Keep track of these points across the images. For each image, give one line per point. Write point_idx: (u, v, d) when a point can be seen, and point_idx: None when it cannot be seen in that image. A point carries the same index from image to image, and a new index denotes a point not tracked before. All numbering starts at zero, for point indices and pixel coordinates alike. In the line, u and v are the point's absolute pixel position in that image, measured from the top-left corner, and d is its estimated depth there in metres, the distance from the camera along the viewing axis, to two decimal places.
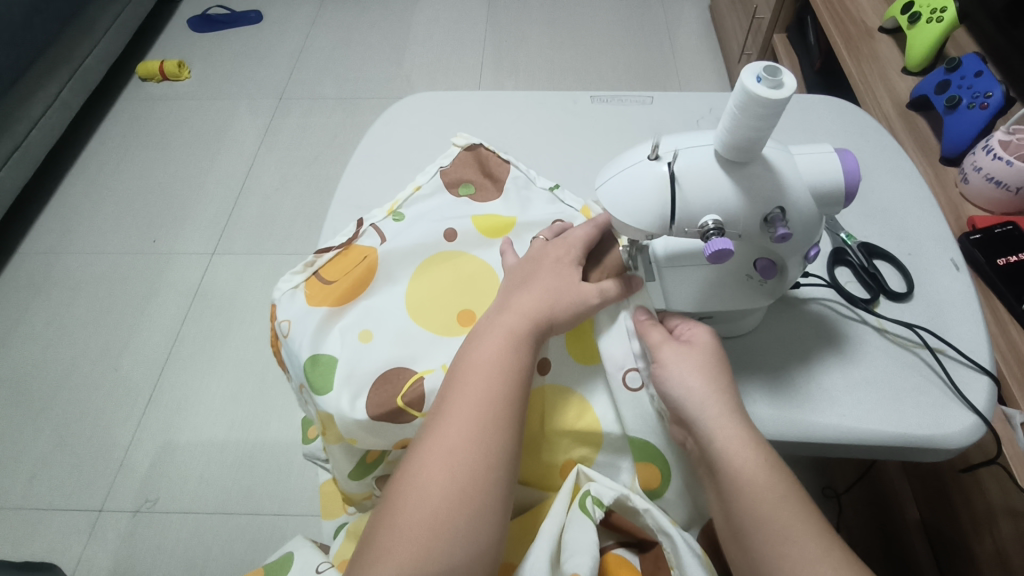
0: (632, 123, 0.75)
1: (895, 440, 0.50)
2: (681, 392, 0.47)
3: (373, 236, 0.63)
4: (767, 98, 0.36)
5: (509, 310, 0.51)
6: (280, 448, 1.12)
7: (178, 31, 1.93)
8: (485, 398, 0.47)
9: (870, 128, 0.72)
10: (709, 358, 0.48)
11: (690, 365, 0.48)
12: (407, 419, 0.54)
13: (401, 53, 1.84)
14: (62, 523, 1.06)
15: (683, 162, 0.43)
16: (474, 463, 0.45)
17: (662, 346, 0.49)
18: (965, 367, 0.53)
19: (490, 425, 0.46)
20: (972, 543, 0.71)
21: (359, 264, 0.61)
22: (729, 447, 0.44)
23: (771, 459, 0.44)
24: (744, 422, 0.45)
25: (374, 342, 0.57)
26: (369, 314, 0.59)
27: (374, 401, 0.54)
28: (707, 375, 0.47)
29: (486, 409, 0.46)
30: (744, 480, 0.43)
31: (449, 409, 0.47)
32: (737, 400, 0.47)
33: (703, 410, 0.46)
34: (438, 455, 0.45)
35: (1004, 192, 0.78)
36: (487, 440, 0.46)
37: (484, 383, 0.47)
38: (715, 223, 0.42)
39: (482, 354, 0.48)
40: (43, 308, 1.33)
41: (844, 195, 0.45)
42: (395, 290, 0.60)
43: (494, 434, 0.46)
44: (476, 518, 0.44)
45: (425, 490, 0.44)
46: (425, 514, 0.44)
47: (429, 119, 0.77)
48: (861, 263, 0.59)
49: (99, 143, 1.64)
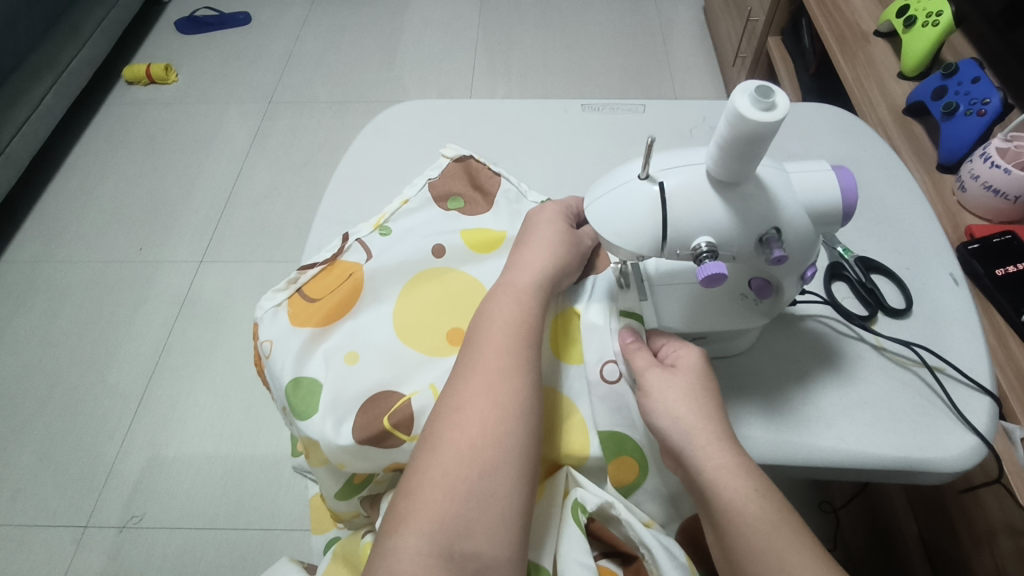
0: (623, 132, 0.73)
1: (894, 463, 0.48)
2: (668, 421, 0.46)
3: (359, 251, 0.62)
4: (760, 122, 0.35)
5: (518, 272, 0.53)
6: (269, 460, 1.10)
7: (165, 34, 1.91)
8: (500, 356, 0.47)
9: (865, 137, 0.71)
10: (696, 380, 0.47)
11: (678, 388, 0.47)
12: (395, 443, 0.52)
13: (392, 56, 1.81)
14: (46, 540, 1.04)
15: (675, 181, 0.41)
16: (490, 419, 0.45)
17: (648, 371, 0.48)
18: (966, 387, 0.52)
19: (504, 379, 0.46)
20: (971, 559, 0.70)
21: (345, 282, 0.60)
22: (718, 472, 0.43)
23: (763, 486, 0.43)
24: (733, 445, 0.44)
25: (360, 363, 0.55)
26: (354, 334, 0.57)
27: (360, 426, 0.52)
28: (693, 403, 0.46)
29: (501, 364, 0.47)
30: (734, 509, 0.42)
31: (466, 370, 0.48)
32: (726, 425, 0.45)
33: (688, 438, 0.45)
34: (457, 416, 0.45)
35: (1003, 200, 0.77)
36: (503, 395, 0.46)
37: (499, 343, 0.48)
38: (708, 246, 0.41)
39: (495, 315, 0.50)
40: (27, 319, 1.30)
41: (842, 214, 0.44)
42: (381, 308, 0.59)
43: (513, 387, 0.46)
44: (495, 471, 0.43)
45: (445, 449, 0.44)
46: (445, 474, 0.43)
47: (417, 128, 0.75)
48: (858, 278, 0.58)
49: (86, 149, 1.62)
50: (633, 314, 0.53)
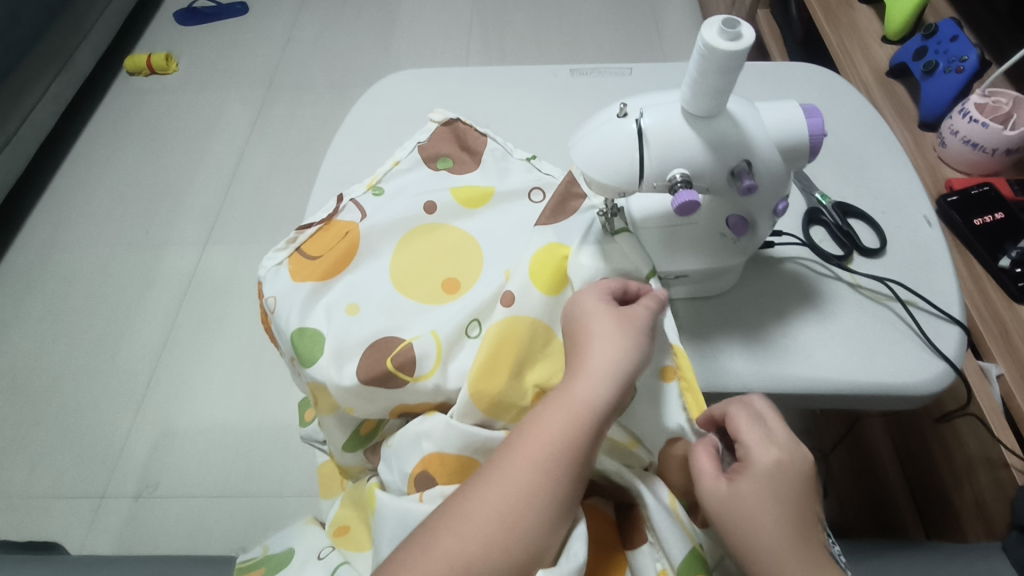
0: (609, 93, 0.76)
1: (868, 389, 0.51)
2: (739, 544, 0.44)
3: (353, 211, 0.64)
4: (728, 52, 0.38)
5: (598, 319, 0.49)
6: (278, 431, 1.13)
7: (164, 24, 1.93)
8: (557, 431, 0.46)
9: (845, 93, 0.73)
10: (770, 500, 0.44)
11: (748, 518, 0.44)
12: (399, 384, 0.55)
13: (388, 39, 1.84)
14: (66, 510, 1.08)
15: (650, 118, 0.44)
16: (519, 496, 0.45)
17: (711, 478, 0.46)
18: (935, 318, 0.54)
19: (550, 457, 0.45)
20: (953, 491, 0.72)
21: (342, 239, 0.62)
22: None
23: None
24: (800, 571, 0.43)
25: (360, 314, 0.58)
26: (354, 288, 0.60)
27: (364, 370, 0.55)
28: (766, 522, 0.43)
29: (552, 440, 0.46)
30: None
31: (525, 434, 0.47)
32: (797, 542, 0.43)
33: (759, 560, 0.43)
34: (494, 469, 0.46)
35: (981, 153, 0.79)
36: (541, 476, 0.45)
37: (568, 409, 0.46)
38: (683, 177, 0.44)
39: (571, 386, 0.47)
40: (38, 301, 1.34)
41: (808, 149, 0.46)
42: (378, 263, 0.62)
43: (555, 463, 0.45)
44: (514, 544, 0.43)
45: (463, 521, 0.44)
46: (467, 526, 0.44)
47: (410, 96, 0.78)
48: (836, 222, 0.60)
49: (89, 137, 1.64)
50: (622, 230, 0.55)
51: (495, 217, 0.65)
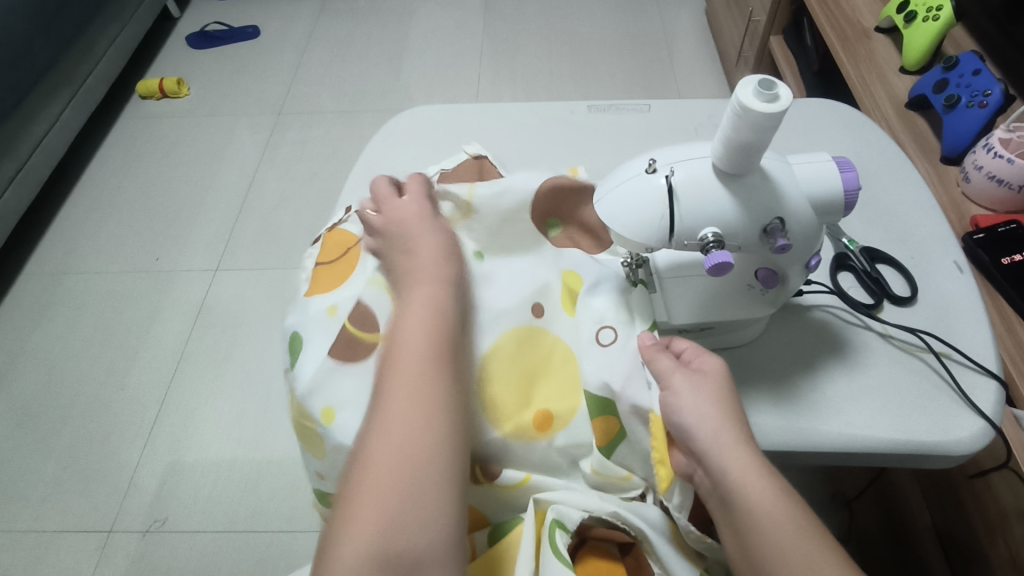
0: (626, 133, 0.75)
1: (903, 448, 0.49)
2: (689, 421, 0.45)
3: (358, 223, 0.63)
4: (766, 114, 0.37)
5: (415, 272, 0.52)
6: (287, 464, 1.12)
7: (176, 48, 1.95)
8: (415, 375, 0.45)
9: (868, 131, 0.72)
10: (715, 383, 0.47)
11: (696, 401, 0.46)
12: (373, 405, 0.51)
13: (399, 64, 1.84)
14: (73, 545, 1.06)
15: (681, 175, 0.43)
16: (412, 445, 0.43)
17: (673, 370, 0.47)
18: (972, 371, 0.53)
19: (421, 395, 0.44)
20: (985, 545, 0.70)
21: (347, 250, 0.61)
22: (770, 519, 0.41)
23: (787, 491, 0.43)
24: (792, 496, 0.42)
25: (334, 321, 0.55)
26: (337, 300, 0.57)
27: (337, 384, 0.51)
28: (718, 404, 0.46)
29: (412, 382, 0.45)
30: (760, 512, 0.42)
31: (389, 355, 0.47)
32: (750, 434, 0.45)
33: (717, 440, 0.44)
34: (370, 436, 0.44)
35: (1007, 190, 0.78)
36: (424, 416, 0.44)
37: (419, 347, 0.46)
38: (715, 236, 0.42)
39: (401, 342, 0.47)
40: (48, 329, 1.33)
41: (844, 204, 0.45)
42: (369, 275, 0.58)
43: (434, 372, 0.46)
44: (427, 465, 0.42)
45: (371, 472, 0.42)
46: (369, 498, 0.41)
47: (426, 133, 0.77)
48: (864, 268, 0.59)
49: (101, 163, 1.65)
50: (643, 282, 0.54)
51: None
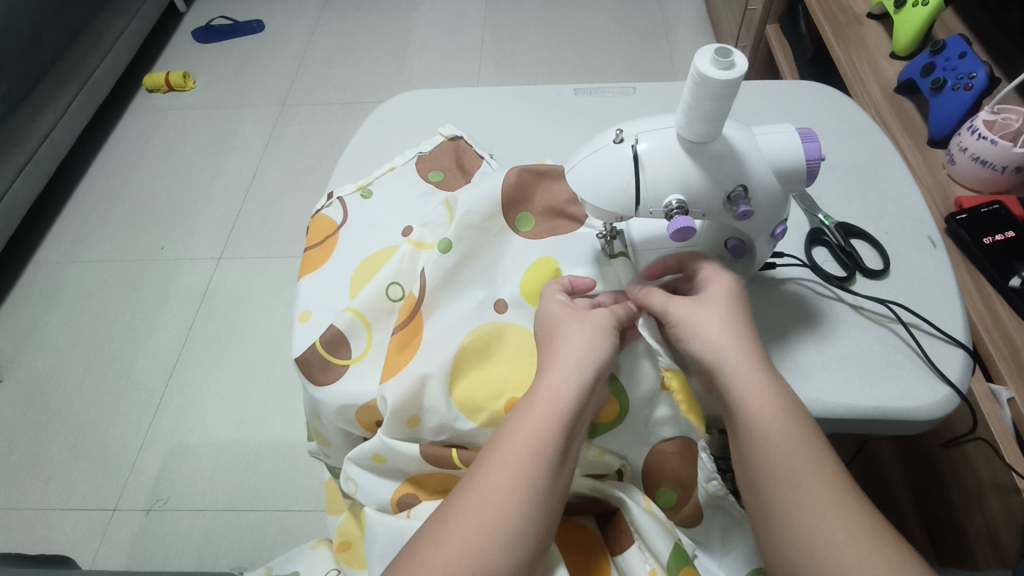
0: (612, 115, 0.76)
1: (869, 413, 0.50)
2: (697, 347, 0.47)
3: (338, 209, 0.69)
4: (721, 80, 0.38)
5: (578, 323, 0.49)
6: (287, 446, 1.14)
7: (182, 42, 1.98)
8: (540, 424, 0.45)
9: (849, 111, 0.73)
10: (724, 309, 0.48)
11: (703, 328, 0.47)
12: (333, 375, 0.57)
13: (401, 56, 1.86)
14: (78, 523, 1.09)
15: (646, 144, 0.44)
16: (511, 498, 0.43)
17: (672, 302, 0.48)
18: (940, 341, 0.54)
19: (539, 450, 0.44)
20: (963, 517, 0.71)
21: (326, 237, 0.67)
22: (768, 438, 0.43)
23: (792, 410, 0.44)
24: (794, 413, 0.44)
25: (311, 319, 0.61)
26: (315, 296, 0.63)
27: (302, 358, 0.58)
28: (724, 328, 0.46)
29: (536, 434, 0.44)
30: (762, 429, 0.43)
31: (507, 423, 0.46)
32: (760, 351, 0.46)
33: (720, 363, 0.46)
34: (482, 478, 0.44)
35: (990, 171, 0.79)
36: (533, 468, 0.43)
37: (549, 406, 0.45)
38: (679, 203, 0.44)
39: (542, 385, 0.47)
40: (56, 315, 1.36)
41: (806, 174, 0.46)
42: (345, 266, 0.64)
43: (545, 448, 0.44)
44: (510, 544, 0.42)
45: (450, 532, 0.42)
46: (454, 541, 0.42)
47: (416, 115, 0.79)
48: (838, 243, 0.60)
49: (108, 154, 1.68)
50: (622, 254, 0.56)
51: None
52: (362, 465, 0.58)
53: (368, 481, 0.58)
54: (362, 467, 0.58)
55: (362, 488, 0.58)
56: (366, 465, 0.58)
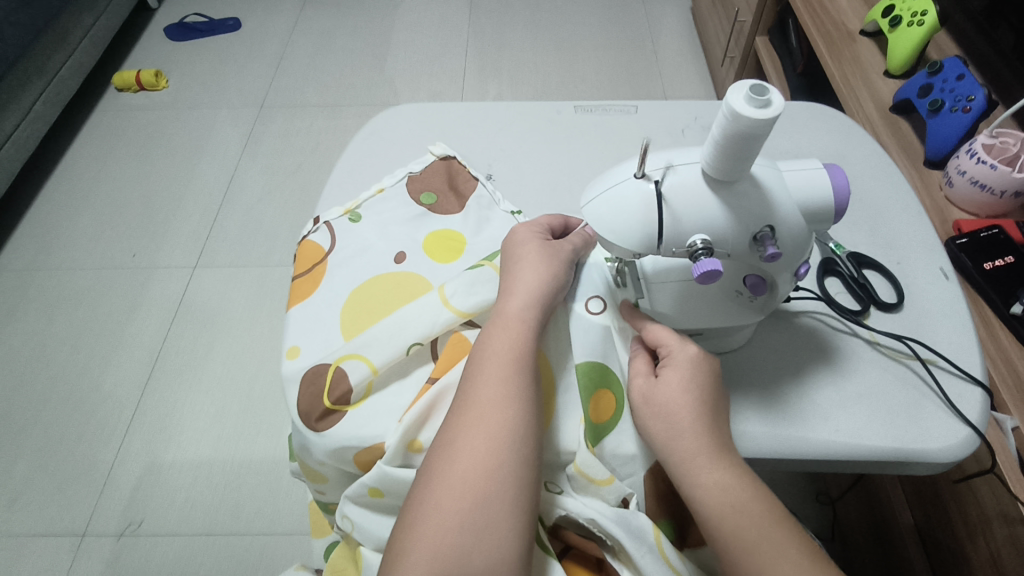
0: (615, 134, 0.74)
1: (889, 454, 0.49)
2: (650, 434, 0.47)
3: (325, 233, 0.66)
4: (756, 120, 0.36)
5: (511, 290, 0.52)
6: (267, 466, 1.10)
7: (155, 39, 1.91)
8: (500, 374, 0.47)
9: (854, 135, 0.72)
10: (684, 392, 0.46)
11: (662, 410, 0.46)
12: (332, 420, 0.54)
13: (383, 58, 1.82)
14: (44, 549, 1.04)
15: (671, 180, 0.42)
16: (488, 453, 0.44)
17: (636, 376, 0.49)
18: (957, 378, 0.53)
19: (505, 398, 0.46)
20: (967, 548, 0.71)
21: (314, 264, 0.64)
22: (725, 528, 0.42)
23: (739, 503, 0.42)
24: (750, 507, 0.42)
25: (300, 357, 0.58)
26: (302, 331, 0.60)
27: (302, 404, 0.55)
28: (686, 409, 0.46)
29: (493, 394, 0.46)
30: (716, 519, 0.42)
31: (471, 385, 0.48)
32: (719, 443, 0.45)
33: (673, 456, 0.45)
34: (455, 444, 0.45)
35: (989, 195, 0.78)
36: (504, 413, 0.46)
37: (495, 366, 0.48)
38: (704, 243, 0.42)
39: (498, 343, 0.49)
40: (19, 327, 1.29)
41: (834, 212, 0.45)
42: (335, 298, 0.61)
43: (513, 404, 0.46)
44: (498, 495, 0.43)
45: (442, 497, 0.43)
46: (448, 494, 0.43)
47: (409, 131, 0.76)
48: (851, 273, 0.59)
49: (75, 156, 1.61)
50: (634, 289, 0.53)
51: (462, 261, 0.63)
52: (360, 502, 0.54)
53: (365, 519, 0.55)
54: (359, 503, 0.55)
55: (360, 526, 0.54)
56: (364, 502, 0.54)
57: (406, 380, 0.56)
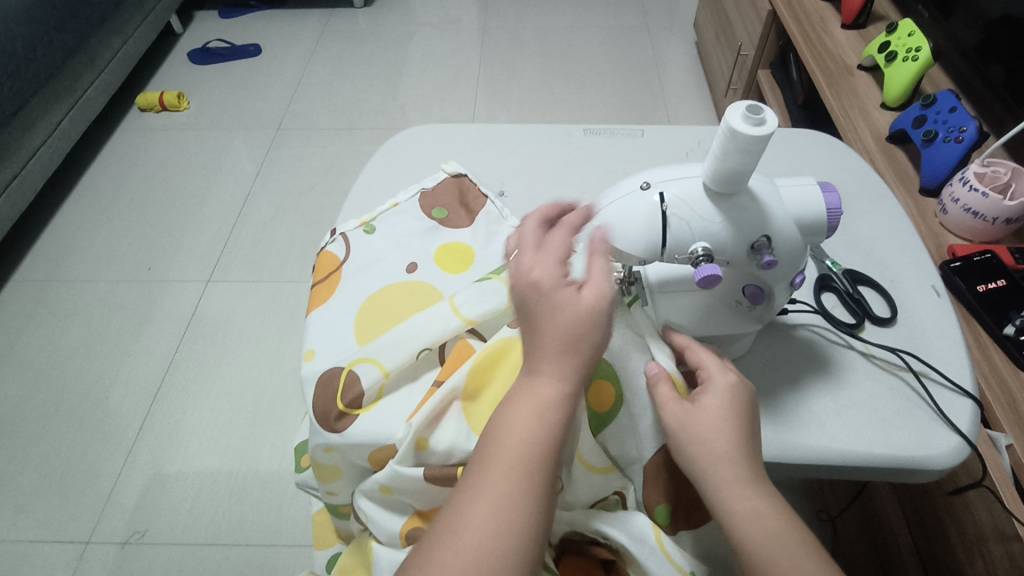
0: (622, 156, 0.77)
1: (885, 461, 0.51)
2: (690, 462, 0.46)
3: (341, 244, 0.69)
4: (754, 137, 0.39)
5: (544, 317, 0.42)
6: (272, 478, 1.11)
7: (178, 63, 1.98)
8: (530, 426, 0.40)
9: (850, 161, 0.75)
10: (725, 419, 0.46)
11: (702, 436, 0.46)
12: (348, 421, 0.56)
13: (397, 85, 1.88)
14: (50, 555, 1.05)
15: (673, 193, 0.45)
16: (488, 565, 0.37)
17: (667, 402, 0.48)
18: (949, 391, 0.55)
19: (527, 457, 0.40)
20: (965, 564, 0.72)
21: (330, 273, 0.67)
22: (763, 552, 0.42)
23: (779, 530, 0.43)
24: (791, 535, 0.43)
25: (315, 360, 0.61)
26: (318, 335, 0.62)
27: (318, 406, 0.57)
28: (729, 436, 0.45)
29: (506, 494, 0.39)
30: (757, 546, 0.42)
31: (494, 431, 0.41)
32: (757, 466, 0.45)
33: (715, 481, 0.44)
34: (469, 504, 0.39)
35: (982, 222, 0.81)
36: (524, 476, 0.39)
37: (518, 447, 0.40)
38: (704, 251, 0.45)
39: (532, 382, 0.42)
40: (35, 336, 1.32)
41: (826, 227, 0.48)
42: (350, 305, 0.64)
43: (536, 464, 0.40)
44: (508, 572, 0.37)
45: (444, 574, 0.36)
46: (452, 571, 0.37)
47: (426, 150, 0.80)
48: (846, 289, 0.62)
49: (97, 172, 1.66)
50: (636, 298, 0.54)
51: (471, 273, 0.66)
52: (373, 497, 0.57)
53: (379, 514, 0.57)
54: (372, 499, 0.57)
55: (374, 521, 0.57)
56: (377, 497, 0.56)
57: (416, 384, 0.58)
